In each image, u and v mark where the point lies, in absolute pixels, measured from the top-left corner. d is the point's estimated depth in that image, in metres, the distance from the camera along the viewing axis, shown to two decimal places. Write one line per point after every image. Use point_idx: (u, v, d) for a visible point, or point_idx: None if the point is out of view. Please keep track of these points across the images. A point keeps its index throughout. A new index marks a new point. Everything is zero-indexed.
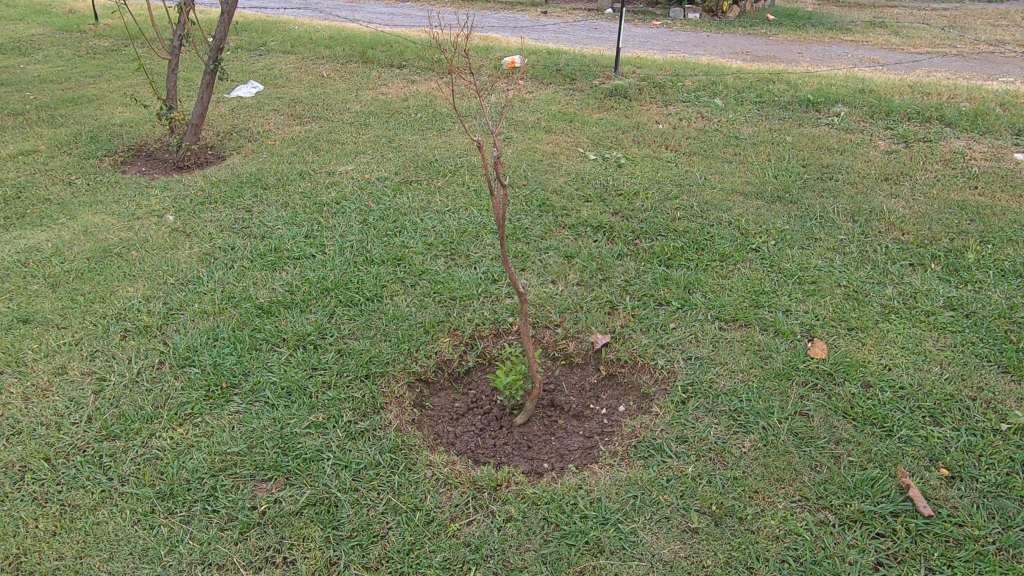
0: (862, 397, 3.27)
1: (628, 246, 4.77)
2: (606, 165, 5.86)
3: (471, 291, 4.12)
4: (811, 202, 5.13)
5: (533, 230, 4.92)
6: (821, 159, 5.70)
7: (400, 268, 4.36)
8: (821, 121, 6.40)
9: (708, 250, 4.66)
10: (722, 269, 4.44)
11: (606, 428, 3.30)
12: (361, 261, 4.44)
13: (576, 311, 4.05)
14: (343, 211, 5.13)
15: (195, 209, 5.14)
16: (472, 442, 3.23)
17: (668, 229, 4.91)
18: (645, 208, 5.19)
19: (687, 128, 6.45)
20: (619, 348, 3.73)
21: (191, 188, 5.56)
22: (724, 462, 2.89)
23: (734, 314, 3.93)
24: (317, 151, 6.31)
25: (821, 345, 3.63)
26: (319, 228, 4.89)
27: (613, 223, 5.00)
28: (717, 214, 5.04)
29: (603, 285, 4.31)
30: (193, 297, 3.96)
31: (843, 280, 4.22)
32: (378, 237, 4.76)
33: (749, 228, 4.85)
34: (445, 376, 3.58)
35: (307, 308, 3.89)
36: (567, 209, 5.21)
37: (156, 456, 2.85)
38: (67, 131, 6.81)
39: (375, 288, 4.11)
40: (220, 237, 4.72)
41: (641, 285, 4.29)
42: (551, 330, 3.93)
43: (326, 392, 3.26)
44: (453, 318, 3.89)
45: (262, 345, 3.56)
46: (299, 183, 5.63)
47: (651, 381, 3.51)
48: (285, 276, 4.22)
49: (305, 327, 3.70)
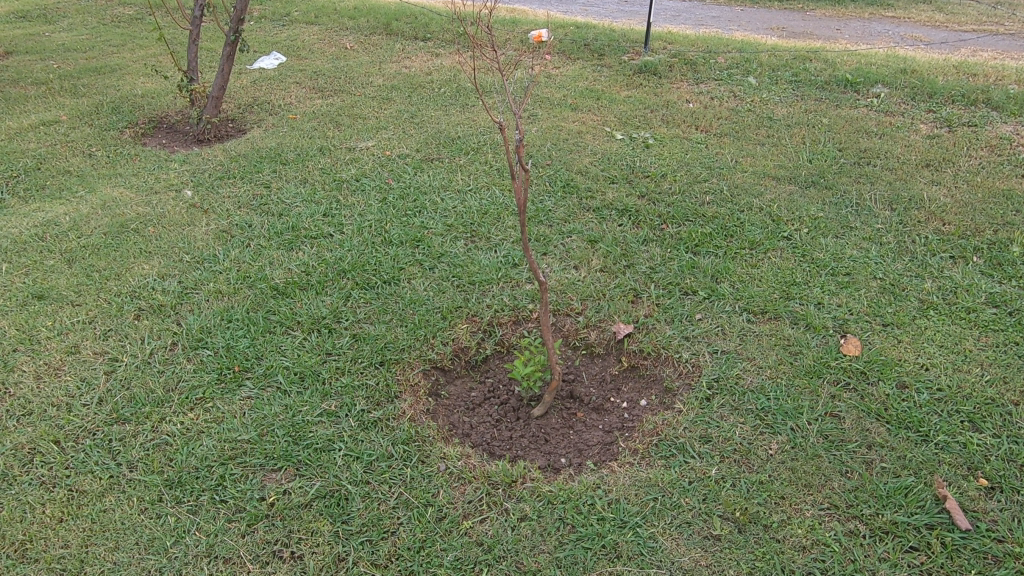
0: (896, 398, 3.12)
1: (654, 231, 4.62)
2: (633, 145, 5.69)
3: (491, 276, 4.02)
4: (847, 188, 4.93)
5: (556, 213, 4.79)
6: (858, 142, 5.47)
7: (419, 250, 4.26)
8: (860, 102, 6.14)
9: (738, 237, 4.49)
10: (751, 258, 4.28)
11: (626, 423, 3.21)
12: (379, 242, 4.34)
13: (598, 299, 3.93)
14: (362, 189, 5.02)
15: (213, 184, 5.07)
16: (488, 434, 3.14)
17: (696, 214, 4.74)
18: (673, 191, 5.02)
19: (719, 108, 6.23)
20: (642, 339, 3.62)
21: (210, 162, 5.49)
22: (749, 465, 2.77)
23: (764, 306, 3.79)
24: (338, 126, 6.21)
25: (855, 341, 3.47)
26: (338, 206, 4.80)
27: (639, 207, 4.85)
28: (747, 199, 4.86)
29: (627, 272, 4.17)
30: (208, 276, 3.90)
31: (879, 272, 4.04)
32: (397, 217, 4.66)
33: (781, 215, 4.67)
34: (462, 364, 3.48)
35: (323, 290, 3.81)
36: (592, 191, 5.06)
37: (166, 442, 2.80)
38: (88, 101, 6.76)
39: (393, 271, 4.02)
40: (238, 214, 4.65)
41: (667, 273, 4.15)
42: (572, 318, 3.82)
43: (339, 378, 3.19)
44: (471, 304, 3.78)
45: (276, 327, 3.49)
46: (319, 158, 5.54)
47: (675, 374, 3.39)
48: (302, 256, 4.14)
49: (320, 310, 3.63)
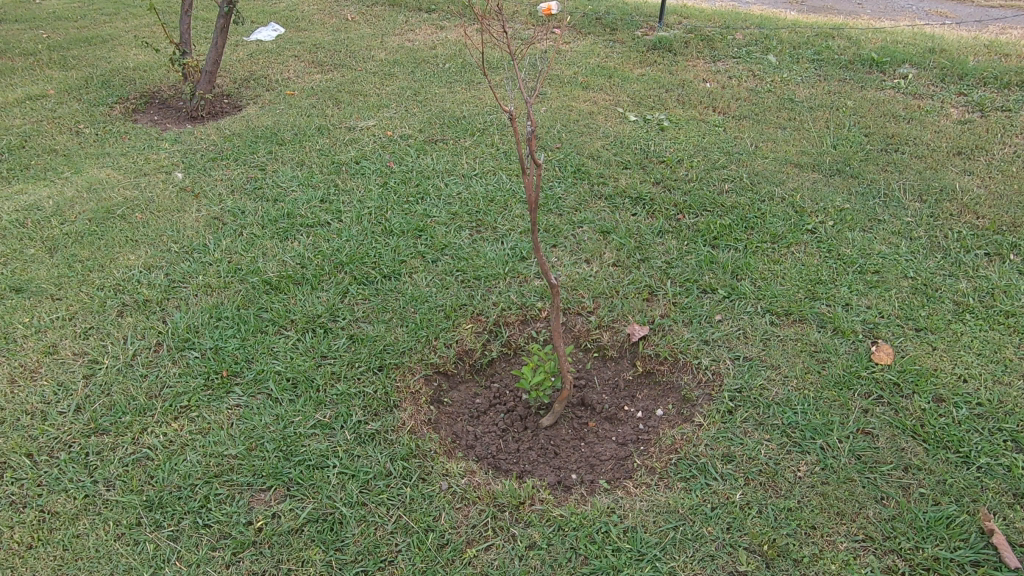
0: (933, 414, 2.90)
1: (670, 222, 4.37)
2: (647, 128, 5.41)
3: (497, 271, 3.79)
4: (875, 177, 4.66)
5: (566, 201, 4.54)
6: (885, 127, 5.18)
7: (422, 242, 4.03)
8: (886, 84, 5.84)
9: (758, 229, 4.24)
10: (774, 253, 4.04)
11: (642, 436, 3.00)
12: (379, 232, 4.11)
13: (611, 297, 3.70)
14: (362, 173, 4.77)
15: (205, 165, 4.82)
16: (493, 446, 2.94)
17: (714, 204, 4.49)
18: (689, 178, 4.76)
19: (737, 88, 5.93)
20: (658, 343, 3.39)
21: (203, 142, 5.24)
22: (776, 489, 2.57)
23: (788, 307, 3.56)
24: (338, 104, 5.93)
25: (887, 349, 3.24)
26: (336, 191, 4.56)
27: (654, 195, 4.59)
28: (768, 188, 4.61)
29: (642, 267, 3.94)
30: (198, 269, 3.68)
31: (911, 270, 3.80)
32: (398, 204, 4.42)
33: (805, 206, 4.41)
34: (466, 367, 3.27)
35: (319, 285, 3.59)
36: (604, 177, 4.80)
37: (147, 456, 2.60)
38: (77, 74, 6.48)
39: (394, 265, 3.79)
40: (230, 199, 4.41)
41: (684, 269, 3.91)
42: (583, 317, 3.60)
43: (334, 385, 2.97)
44: (476, 301, 3.56)
45: (268, 327, 3.27)
46: (317, 139, 5.28)
47: (693, 382, 3.17)
48: (297, 247, 3.91)
49: (316, 308, 3.41)
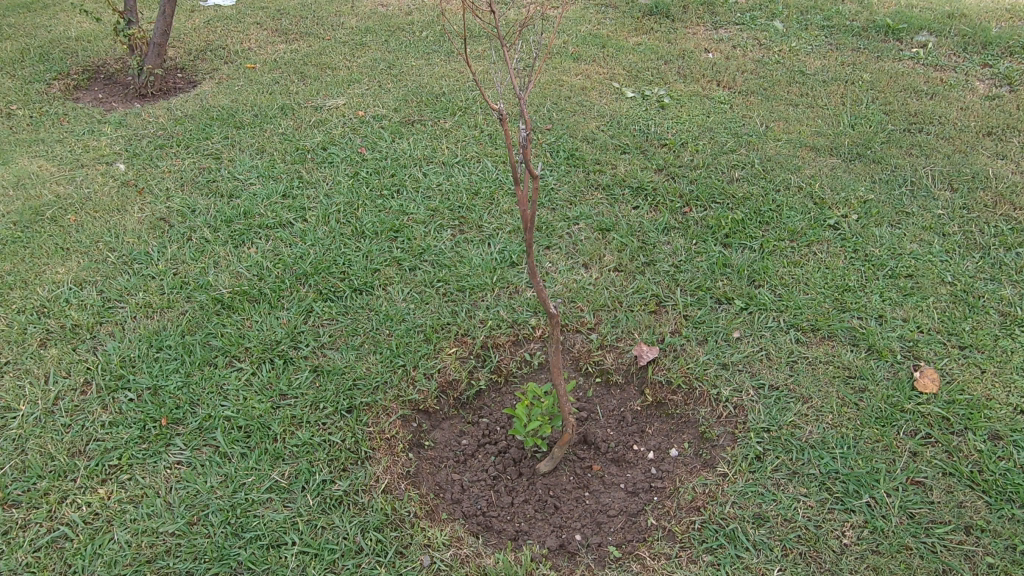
0: (992, 456, 2.51)
1: (675, 216, 3.92)
2: (646, 105, 4.91)
3: (484, 281, 3.32)
4: (899, 162, 4.21)
5: (559, 192, 4.06)
6: (906, 104, 4.73)
7: (398, 246, 3.55)
8: (904, 53, 5.36)
9: (774, 224, 3.81)
10: (793, 253, 3.60)
11: (655, 483, 2.59)
12: (349, 234, 3.62)
13: (614, 310, 3.26)
14: (330, 162, 4.26)
15: (151, 154, 4.27)
16: (483, 500, 2.52)
17: (723, 195, 4.04)
18: (695, 164, 4.30)
19: (743, 59, 5.43)
20: (669, 367, 2.97)
21: (150, 125, 4.67)
22: (819, 561, 2.21)
23: (814, 321, 3.14)
24: (304, 78, 5.36)
25: (932, 373, 2.82)
26: (301, 184, 4.04)
27: (656, 185, 4.13)
28: (783, 175, 4.16)
29: (647, 272, 3.50)
30: (137, 284, 3.18)
31: (948, 274, 3.39)
32: (371, 198, 3.92)
33: (824, 197, 3.97)
34: (450, 402, 2.83)
35: (278, 302, 3.11)
36: (600, 163, 4.32)
37: (65, 537, 2.17)
38: (12, 45, 5.82)
39: (366, 275, 3.31)
40: (179, 194, 3.88)
41: (694, 274, 3.47)
42: (583, 335, 3.16)
43: (295, 433, 2.52)
44: (461, 320, 3.10)
45: (217, 358, 2.80)
46: (279, 120, 4.73)
47: (713, 416, 2.75)
48: (254, 254, 3.42)
49: (274, 332, 2.94)
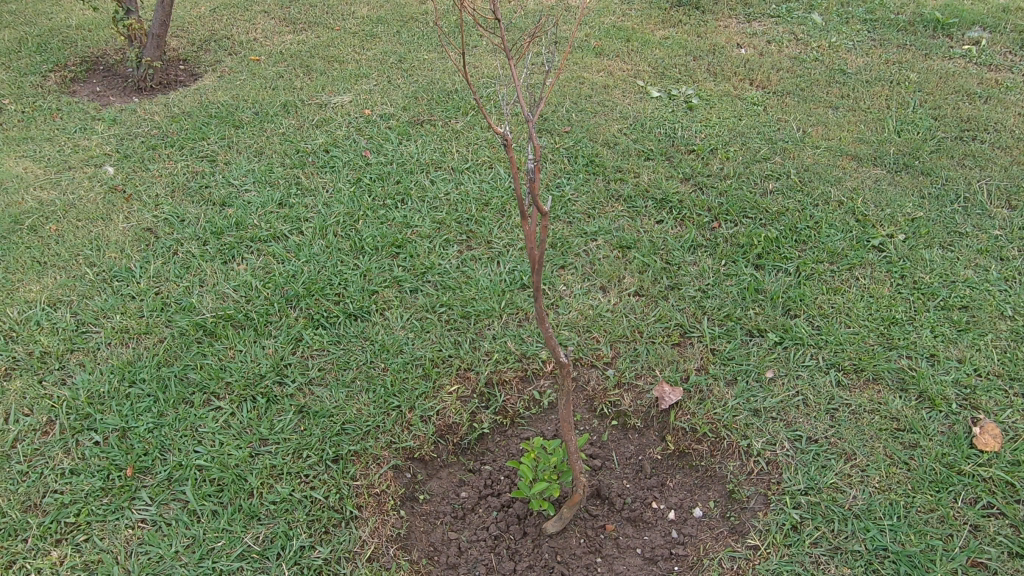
0: None
1: (703, 232, 3.60)
2: (672, 106, 4.57)
3: (491, 306, 3.03)
4: (951, 174, 3.85)
5: (577, 203, 3.76)
6: (958, 109, 4.34)
7: (399, 263, 3.27)
8: (954, 50, 4.95)
9: (811, 244, 3.48)
10: (833, 278, 3.28)
11: (676, 550, 2.30)
12: (347, 249, 3.35)
13: (633, 343, 2.96)
14: (331, 167, 3.99)
15: (143, 156, 4.01)
16: (482, 565, 2.24)
17: (756, 209, 3.71)
18: (725, 173, 3.96)
19: (777, 56, 5.05)
20: (694, 411, 2.67)
21: (145, 122, 4.41)
22: None
23: (858, 360, 2.82)
24: (310, 72, 5.07)
25: (993, 429, 2.49)
26: (299, 192, 3.77)
27: (682, 196, 3.81)
28: (822, 187, 3.81)
29: (671, 297, 3.19)
30: (114, 305, 2.93)
31: (1008, 307, 3.04)
32: (373, 209, 3.64)
33: (868, 213, 3.62)
34: (449, 448, 2.55)
35: (265, 329, 2.85)
36: (622, 171, 4.00)
37: None
38: (10, 34, 5.58)
39: (362, 297, 3.04)
40: (168, 202, 3.63)
41: (723, 300, 3.16)
42: (599, 371, 2.86)
43: (274, 487, 2.27)
44: (464, 352, 2.82)
45: (193, 395, 2.55)
46: (281, 118, 4.46)
47: (742, 472, 2.46)
48: (243, 272, 3.16)
49: (258, 365, 2.68)
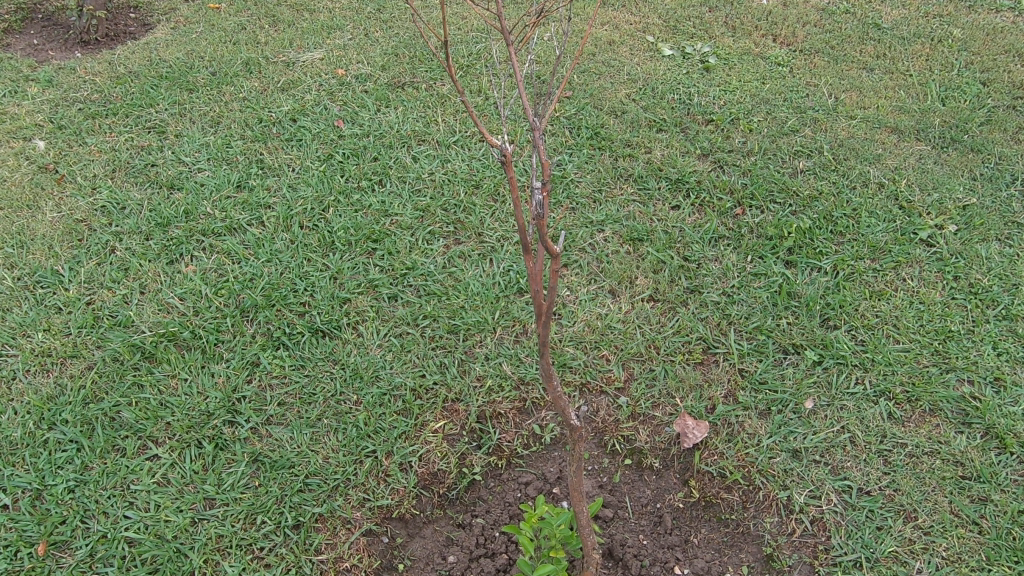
0: None
1: (725, 220, 3.15)
2: (687, 67, 4.04)
3: (483, 317, 2.59)
4: (1006, 149, 3.39)
5: (581, 185, 3.28)
6: (1010, 72, 3.85)
7: (376, 262, 2.81)
8: (1001, 2, 4.42)
9: (850, 237, 3.04)
10: (877, 279, 2.85)
11: None
12: (315, 243, 2.87)
13: (649, 362, 2.54)
14: (299, 140, 3.47)
15: (80, 127, 3.48)
16: None
17: (785, 192, 3.25)
18: (749, 149, 3.48)
19: (804, 6, 4.50)
20: (722, 451, 2.28)
21: (85, 84, 3.84)
22: None
23: (912, 386, 2.42)
24: (277, 22, 4.47)
25: None
26: (260, 171, 3.27)
27: (701, 177, 3.34)
28: (859, 166, 3.35)
29: (690, 303, 2.75)
30: (35, 321, 2.47)
31: None
32: (346, 193, 3.16)
33: (913, 198, 3.17)
34: (434, 500, 2.14)
35: (214, 351, 2.40)
36: (631, 145, 3.51)
37: None
38: None
39: (332, 308, 2.59)
40: (106, 184, 3.12)
41: (751, 308, 2.73)
42: (609, 398, 2.45)
43: (222, 567, 1.88)
44: (451, 379, 2.39)
45: (126, 442, 2.12)
46: (242, 79, 3.90)
47: (781, 533, 2.08)
48: (192, 275, 2.69)
49: (205, 401, 2.25)
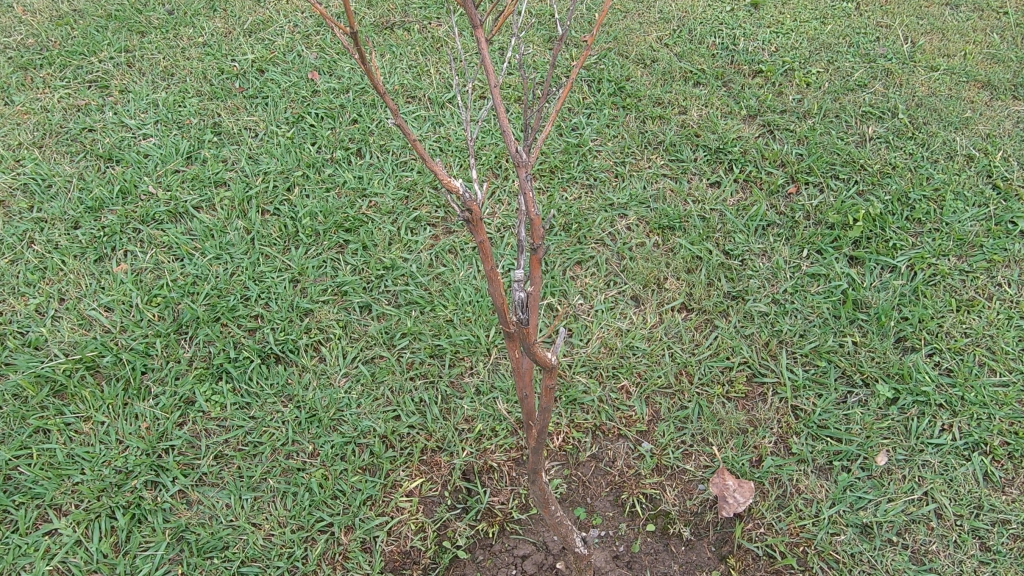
0: None
1: (776, 200, 2.58)
2: (732, 2, 3.37)
3: (474, 336, 2.10)
4: None
5: (600, 155, 2.72)
6: None
7: (347, 258, 2.30)
8: None
9: (932, 225, 2.46)
10: (966, 283, 2.30)
11: None
12: (274, 234, 2.37)
13: (679, 397, 2.05)
14: (265, 96, 2.91)
15: (9, 82, 2.94)
16: None
17: (850, 165, 2.66)
18: (806, 108, 2.87)
19: None
20: (770, 524, 1.81)
21: (20, 25, 3.27)
22: None
23: (1016, 438, 1.91)
24: None
25: None
26: (216, 137, 2.73)
27: (747, 144, 2.75)
28: (943, 132, 2.73)
29: (732, 316, 2.23)
30: None
31: None
32: (316, 164, 2.61)
33: (1010, 176, 2.58)
34: None
35: (140, 384, 1.95)
36: (663, 103, 2.91)
37: None
38: None
39: (289, 324, 2.11)
40: (32, 156, 2.61)
41: (808, 323, 2.21)
42: (628, 444, 1.97)
43: None
44: (431, 422, 1.92)
45: (20, 513, 1.70)
46: (204, 18, 3.30)
47: None
48: (121, 277, 2.21)
49: (123, 454, 1.81)
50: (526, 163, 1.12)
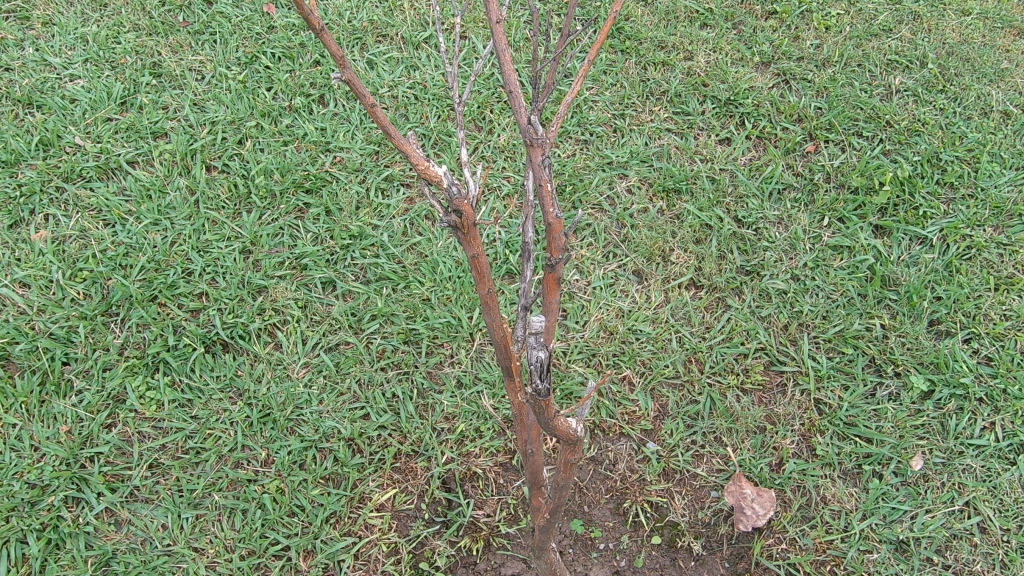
0: None
1: (792, 160, 2.30)
2: None
3: (455, 318, 1.82)
4: None
5: (595, 106, 2.40)
6: None
7: (307, 225, 1.98)
8: None
9: (966, 190, 2.21)
10: (1005, 257, 2.06)
11: None
12: (222, 195, 2.04)
13: (687, 390, 1.81)
14: (212, 30, 2.51)
15: None
16: None
17: (875, 120, 2.38)
18: (825, 56, 2.56)
19: None
20: (791, 540, 1.60)
21: None
22: None
23: None
24: None
25: None
26: (155, 79, 2.36)
27: (761, 95, 2.44)
28: (976, 84, 2.45)
29: (747, 294, 1.97)
30: None
31: None
32: (272, 111, 2.26)
33: None
34: None
35: (59, 378, 1.65)
36: (667, 47, 2.58)
37: None
38: None
39: (239, 304, 1.81)
40: None
41: (831, 302, 1.96)
42: (631, 444, 1.73)
43: None
44: (405, 422, 1.66)
45: None
46: None
47: None
48: (38, 247, 1.88)
49: (37, 465, 1.53)
50: (542, 141, 0.91)
